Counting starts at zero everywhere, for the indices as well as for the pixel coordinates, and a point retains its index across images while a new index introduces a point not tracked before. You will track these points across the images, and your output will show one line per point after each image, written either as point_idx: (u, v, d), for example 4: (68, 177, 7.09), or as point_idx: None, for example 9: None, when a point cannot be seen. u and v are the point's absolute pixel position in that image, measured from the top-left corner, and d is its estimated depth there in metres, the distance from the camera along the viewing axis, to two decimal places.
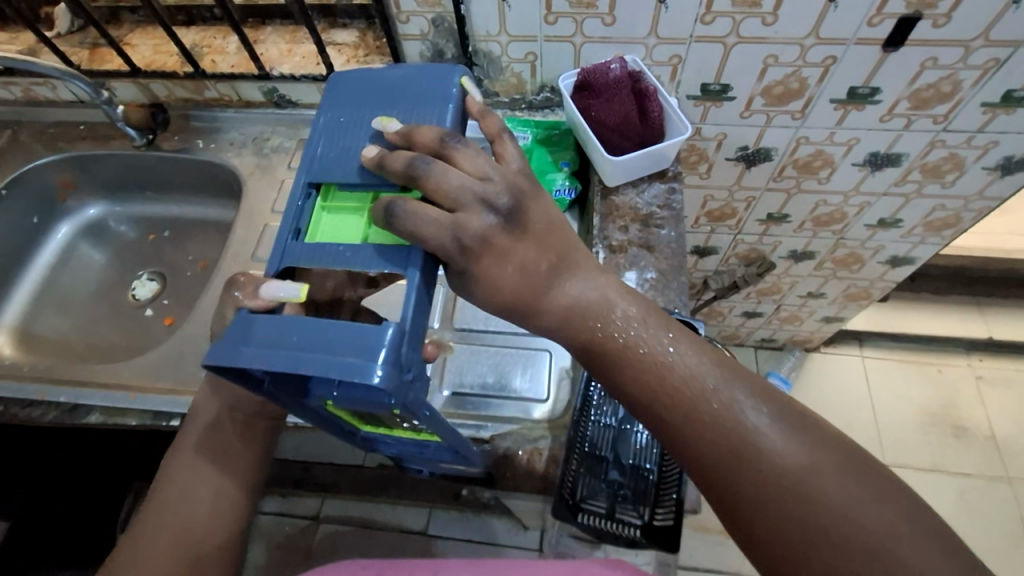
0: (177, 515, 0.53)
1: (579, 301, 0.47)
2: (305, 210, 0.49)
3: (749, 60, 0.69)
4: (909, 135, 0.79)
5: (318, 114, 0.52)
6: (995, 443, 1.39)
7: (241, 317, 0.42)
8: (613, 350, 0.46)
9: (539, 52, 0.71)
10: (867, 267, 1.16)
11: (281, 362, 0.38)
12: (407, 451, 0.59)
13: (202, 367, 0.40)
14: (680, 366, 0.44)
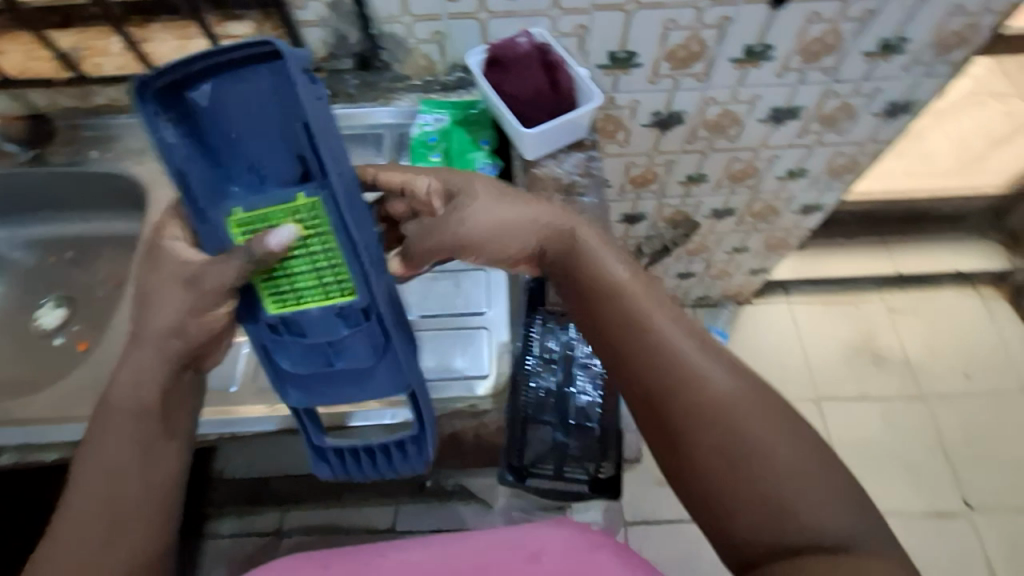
0: (87, 515, 0.44)
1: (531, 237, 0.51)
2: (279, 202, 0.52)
3: (650, 25, 0.71)
4: (804, 88, 0.85)
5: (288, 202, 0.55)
6: (910, 366, 1.53)
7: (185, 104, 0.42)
8: (573, 266, 0.50)
9: (445, 31, 0.70)
10: (783, 217, 1.23)
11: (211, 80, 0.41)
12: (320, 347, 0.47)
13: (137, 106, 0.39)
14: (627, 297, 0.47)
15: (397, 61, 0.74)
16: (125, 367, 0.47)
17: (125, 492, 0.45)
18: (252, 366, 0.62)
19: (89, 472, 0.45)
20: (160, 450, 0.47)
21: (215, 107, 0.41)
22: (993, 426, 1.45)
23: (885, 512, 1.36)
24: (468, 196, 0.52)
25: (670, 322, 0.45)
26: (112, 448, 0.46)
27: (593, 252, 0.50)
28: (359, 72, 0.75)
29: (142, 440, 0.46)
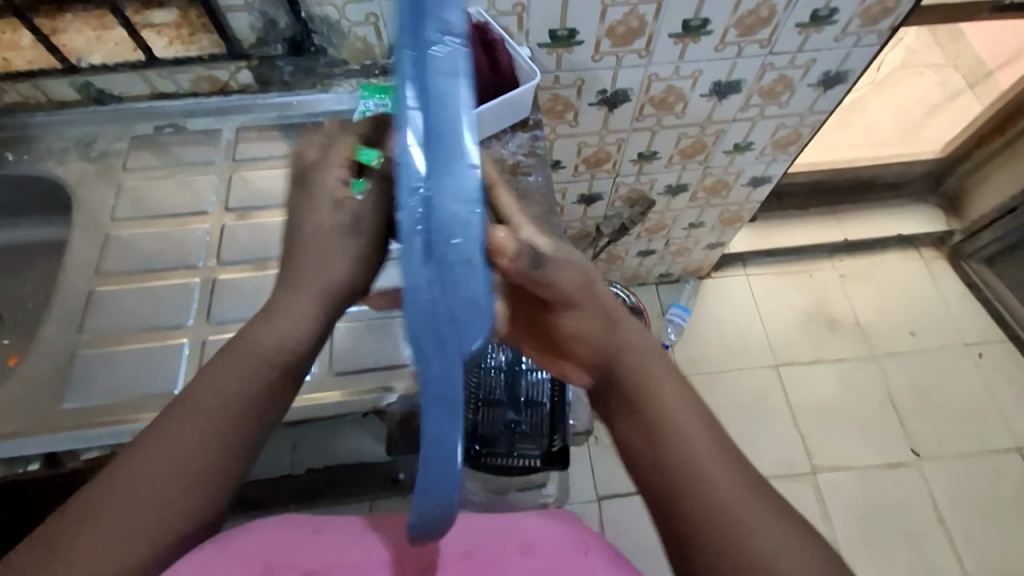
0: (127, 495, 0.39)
1: (595, 328, 0.47)
2: None
3: (588, 2, 0.71)
4: (743, 61, 0.86)
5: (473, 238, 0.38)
6: (861, 328, 1.60)
7: None
8: (619, 357, 0.46)
9: (379, 13, 0.68)
10: (734, 190, 1.26)
11: None
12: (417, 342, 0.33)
13: None
14: (654, 389, 0.45)
15: (331, 45, 0.72)
16: (261, 331, 0.46)
17: (182, 470, 0.40)
18: (194, 366, 0.59)
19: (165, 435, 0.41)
20: (237, 438, 0.43)
21: None
22: (938, 380, 1.53)
23: (842, 467, 1.42)
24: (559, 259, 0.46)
25: (702, 426, 0.43)
26: (198, 418, 0.42)
27: (655, 369, 0.46)
28: (292, 58, 0.72)
29: (224, 422, 0.43)
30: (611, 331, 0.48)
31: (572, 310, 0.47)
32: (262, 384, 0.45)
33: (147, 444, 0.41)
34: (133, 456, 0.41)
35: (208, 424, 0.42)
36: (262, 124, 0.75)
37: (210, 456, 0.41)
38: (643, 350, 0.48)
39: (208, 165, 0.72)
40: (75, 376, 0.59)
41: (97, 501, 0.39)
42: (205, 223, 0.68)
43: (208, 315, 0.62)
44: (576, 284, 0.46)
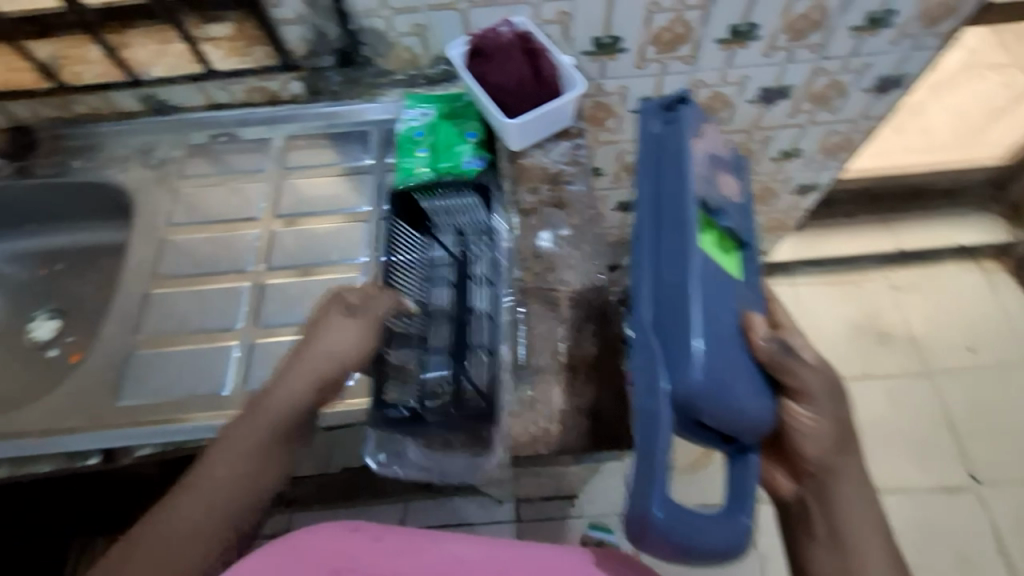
0: (178, 519, 0.48)
1: (826, 445, 0.52)
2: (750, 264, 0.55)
3: (633, 8, 0.70)
4: (793, 67, 0.83)
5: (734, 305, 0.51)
6: (914, 342, 1.52)
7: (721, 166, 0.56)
8: (833, 483, 0.53)
9: (426, 24, 0.69)
10: (780, 198, 1.22)
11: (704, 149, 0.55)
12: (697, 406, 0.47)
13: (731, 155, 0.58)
14: (856, 522, 0.52)
15: (379, 56, 0.74)
16: (283, 388, 0.52)
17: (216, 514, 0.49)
18: (241, 370, 0.61)
19: (199, 482, 0.49)
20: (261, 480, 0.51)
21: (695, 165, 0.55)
22: (1001, 400, 1.44)
23: (892, 489, 1.35)
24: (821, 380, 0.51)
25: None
26: (225, 466, 0.50)
27: (863, 507, 0.52)
28: (341, 69, 0.74)
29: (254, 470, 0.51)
30: (833, 455, 0.53)
31: (809, 406, 0.51)
32: (264, 440, 0.51)
33: (169, 499, 0.49)
34: (164, 508, 0.49)
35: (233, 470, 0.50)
36: (309, 133, 0.77)
37: (235, 495, 0.50)
38: (858, 486, 0.53)
39: (257, 172, 0.75)
40: (132, 375, 0.62)
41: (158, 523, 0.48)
42: (254, 229, 0.71)
43: (257, 319, 0.64)
44: (821, 388, 0.51)
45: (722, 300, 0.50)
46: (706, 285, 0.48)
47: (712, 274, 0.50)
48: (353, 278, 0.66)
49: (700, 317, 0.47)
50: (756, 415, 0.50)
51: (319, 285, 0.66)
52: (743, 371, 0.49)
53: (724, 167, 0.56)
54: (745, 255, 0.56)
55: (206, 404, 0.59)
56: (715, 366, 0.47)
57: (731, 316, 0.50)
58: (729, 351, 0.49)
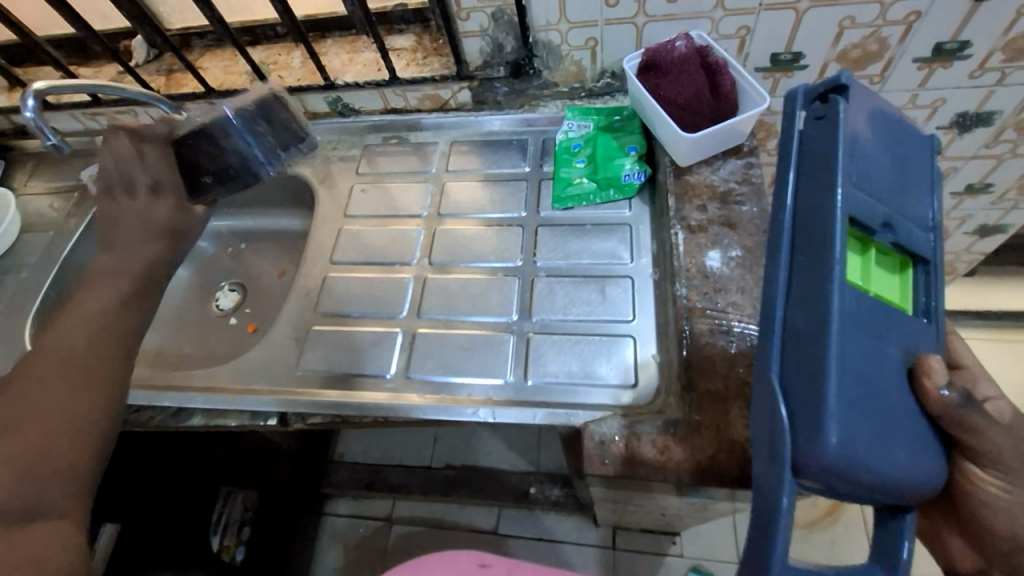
0: (42, 382, 0.45)
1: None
2: (927, 288, 0.47)
3: (823, 24, 0.66)
4: (1003, 91, 0.74)
5: (891, 349, 0.42)
6: None
7: (895, 172, 0.47)
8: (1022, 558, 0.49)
9: (599, 37, 0.70)
10: (951, 237, 1.09)
11: (872, 143, 0.45)
12: (840, 474, 0.37)
13: (911, 151, 0.48)
14: None
15: (547, 68, 0.75)
16: (124, 255, 0.51)
17: (76, 415, 0.44)
18: (405, 356, 0.65)
19: (50, 349, 0.46)
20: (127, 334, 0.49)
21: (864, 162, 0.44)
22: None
23: None
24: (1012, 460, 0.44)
25: None
26: (70, 338, 0.46)
27: None
28: (510, 79, 0.77)
29: (117, 324, 0.48)
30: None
31: (1000, 477, 0.45)
32: (124, 297, 0.49)
33: (20, 380, 0.45)
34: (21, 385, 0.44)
35: (67, 364, 0.45)
36: (469, 140, 0.82)
37: (93, 352, 0.46)
38: None
39: (423, 175, 0.80)
40: (311, 349, 0.68)
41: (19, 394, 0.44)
42: (419, 226, 0.76)
43: (418, 310, 0.68)
44: (1018, 455, 0.44)
45: (873, 343, 0.41)
46: (851, 327, 0.40)
47: (859, 310, 0.41)
48: (507, 279, 0.68)
49: (840, 369, 0.38)
50: (916, 479, 0.41)
51: (477, 284, 0.69)
52: (897, 426, 0.41)
53: (891, 166, 0.46)
54: (920, 277, 0.47)
55: (368, 384, 0.64)
56: (858, 436, 0.38)
57: (885, 362, 0.41)
58: (880, 406, 0.40)
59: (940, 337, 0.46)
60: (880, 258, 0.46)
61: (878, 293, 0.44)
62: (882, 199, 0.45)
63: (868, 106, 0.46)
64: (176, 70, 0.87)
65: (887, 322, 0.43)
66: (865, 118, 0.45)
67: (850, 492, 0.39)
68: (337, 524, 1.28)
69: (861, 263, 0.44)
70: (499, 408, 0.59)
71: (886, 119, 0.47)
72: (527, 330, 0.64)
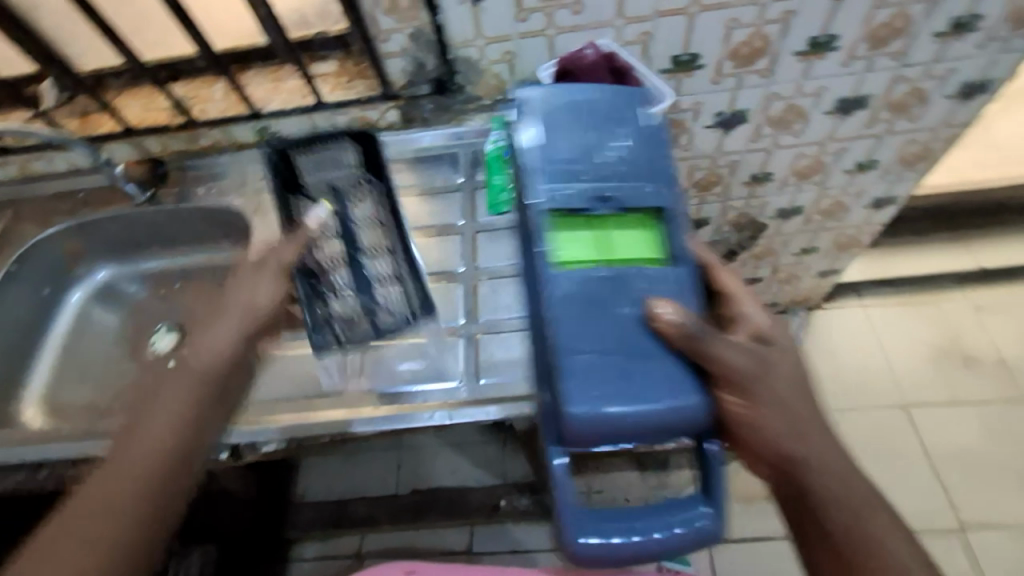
0: (151, 430, 0.57)
1: (778, 429, 0.55)
2: (674, 239, 0.62)
3: (713, 26, 0.73)
4: (872, 76, 0.84)
5: (628, 309, 0.57)
6: (1005, 365, 1.49)
7: (614, 159, 0.64)
8: (807, 477, 0.54)
9: (515, 50, 0.74)
10: (852, 212, 1.20)
11: (573, 147, 0.64)
12: (595, 428, 0.53)
13: (621, 129, 0.65)
14: (839, 514, 0.53)
15: (470, 83, 0.79)
16: (218, 329, 0.62)
17: (169, 454, 0.56)
18: (357, 372, 0.66)
19: (158, 399, 0.58)
20: (218, 393, 0.60)
21: (568, 164, 0.63)
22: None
23: (993, 526, 1.33)
24: (732, 369, 0.55)
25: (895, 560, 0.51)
26: (175, 394, 0.58)
27: (845, 493, 0.53)
28: (435, 96, 0.80)
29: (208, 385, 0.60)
30: (789, 443, 0.55)
31: (734, 391, 0.55)
32: (218, 364, 0.61)
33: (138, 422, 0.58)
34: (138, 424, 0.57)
35: (155, 445, 0.56)
36: (404, 158, 0.84)
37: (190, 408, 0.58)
38: (827, 475, 0.54)
39: None
40: (261, 376, 0.67)
41: (133, 436, 0.57)
42: None
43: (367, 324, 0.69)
44: (739, 370, 0.55)
45: (607, 312, 0.57)
46: (579, 305, 0.57)
47: (587, 293, 0.58)
48: (451, 286, 0.71)
49: (569, 341, 0.56)
50: (677, 395, 0.54)
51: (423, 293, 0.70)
52: (651, 369, 0.55)
53: (607, 153, 0.64)
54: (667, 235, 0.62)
55: (324, 405, 0.64)
56: (598, 391, 0.54)
57: (622, 322, 0.57)
58: (623, 360, 0.55)
59: (687, 275, 0.60)
60: (621, 230, 0.63)
61: (618, 262, 0.60)
62: (602, 185, 0.63)
63: (563, 116, 0.65)
64: (90, 111, 0.84)
65: (623, 287, 0.58)
66: (557, 126, 0.65)
67: (629, 431, 0.54)
68: (302, 566, 1.24)
69: (599, 246, 0.61)
70: (455, 409, 0.62)
71: (584, 113, 0.65)
72: (475, 332, 0.66)
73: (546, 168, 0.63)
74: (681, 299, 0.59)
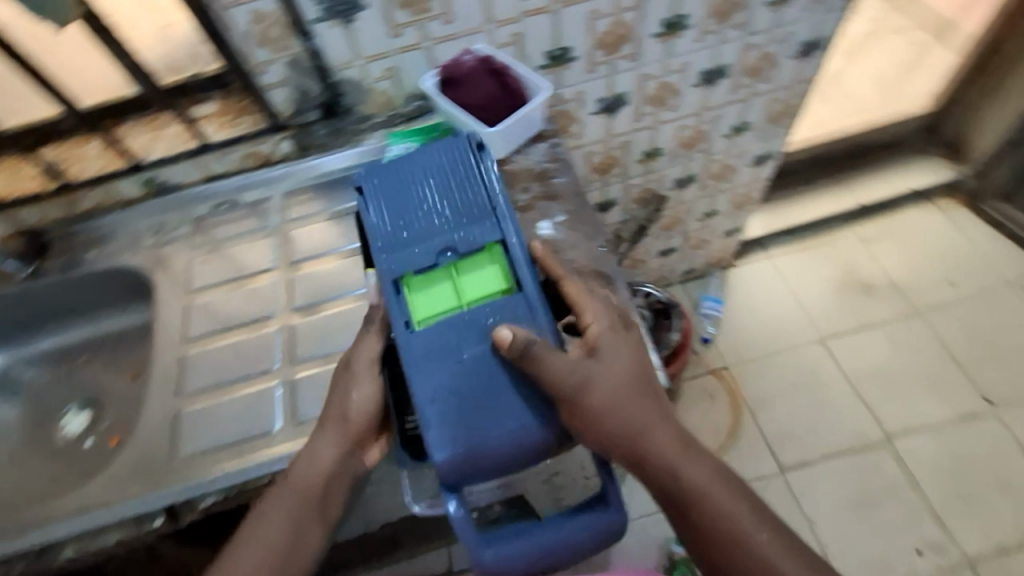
0: (262, 540, 0.58)
1: (614, 424, 0.58)
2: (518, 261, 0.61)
3: (577, 20, 0.78)
4: (725, 47, 0.93)
5: (473, 347, 0.58)
6: (896, 286, 1.67)
7: (447, 194, 0.63)
8: (646, 452, 0.59)
9: (397, 66, 0.76)
10: (739, 173, 1.31)
11: (407, 193, 0.63)
12: (459, 467, 0.56)
13: (448, 161, 0.64)
14: (676, 472, 0.59)
15: (358, 103, 0.80)
16: (329, 437, 0.60)
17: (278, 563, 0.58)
18: (289, 405, 0.65)
19: (269, 510, 0.59)
20: (327, 503, 0.60)
21: (401, 213, 0.63)
22: (976, 328, 1.59)
23: (914, 430, 1.48)
24: (565, 384, 0.56)
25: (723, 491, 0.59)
26: (284, 505, 0.58)
27: (678, 452, 0.60)
28: (326, 121, 0.81)
29: (318, 497, 0.59)
30: (627, 429, 0.59)
31: (577, 402, 0.56)
32: (327, 476, 0.59)
33: (249, 529, 0.58)
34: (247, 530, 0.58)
35: (266, 553, 0.57)
36: (305, 186, 0.83)
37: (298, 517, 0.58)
38: (658, 442, 0.60)
39: (263, 231, 0.80)
40: (188, 430, 0.64)
41: (246, 542, 0.58)
42: (273, 278, 0.75)
43: (293, 356, 0.68)
44: (573, 383, 0.56)
45: (454, 355, 0.58)
46: (430, 356, 0.58)
47: (431, 342, 0.59)
48: None
49: (424, 395, 0.57)
50: (525, 417, 0.57)
51: (346, 314, 0.70)
52: (501, 403, 0.57)
53: (438, 191, 0.63)
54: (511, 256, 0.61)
55: (259, 445, 0.62)
56: (454, 436, 0.56)
57: (467, 363, 0.58)
58: (473, 398, 0.57)
59: (532, 297, 0.59)
60: (468, 265, 0.61)
61: (476, 301, 0.60)
62: (441, 227, 0.62)
63: (395, 166, 0.65)
64: None
65: (466, 326, 0.59)
66: (388, 178, 0.64)
67: (493, 465, 0.57)
68: None
69: (449, 287, 0.61)
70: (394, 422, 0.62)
71: (412, 157, 0.65)
72: None
73: (383, 223, 0.63)
74: (528, 323, 0.59)
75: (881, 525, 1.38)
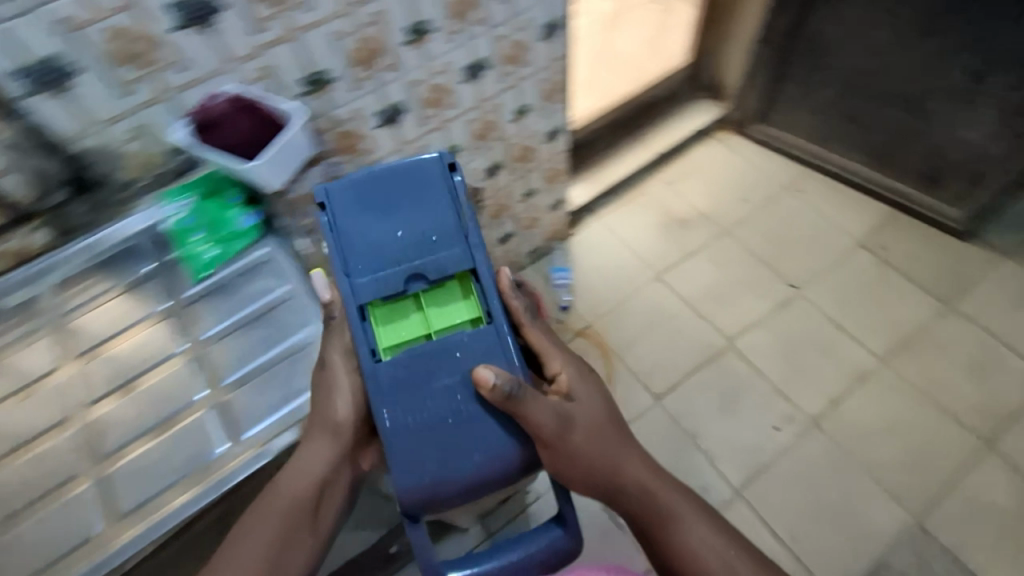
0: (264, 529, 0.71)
1: (592, 457, 0.74)
2: (486, 297, 0.74)
3: (323, 42, 0.80)
4: (476, 41, 1.01)
5: (443, 379, 0.71)
6: (703, 213, 1.92)
7: (412, 236, 0.74)
8: (616, 478, 0.76)
9: (142, 123, 0.73)
10: (540, 150, 1.42)
11: (376, 233, 0.74)
12: (425, 490, 0.70)
13: (416, 209, 0.75)
14: (639, 491, 0.77)
15: (115, 168, 0.75)
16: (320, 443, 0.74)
17: (277, 548, 0.71)
18: (115, 494, 0.68)
19: (270, 503, 0.72)
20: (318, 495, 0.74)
21: (371, 249, 0.73)
22: (770, 230, 1.88)
23: (748, 329, 1.71)
24: (551, 429, 0.70)
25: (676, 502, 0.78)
26: (284, 498, 0.72)
27: (641, 476, 0.78)
28: (81, 198, 0.77)
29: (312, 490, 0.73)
30: (600, 459, 0.75)
31: (552, 440, 0.71)
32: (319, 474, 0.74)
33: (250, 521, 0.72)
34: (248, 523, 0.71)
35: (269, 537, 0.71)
36: (81, 271, 0.80)
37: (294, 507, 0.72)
38: (626, 469, 0.77)
39: (37, 331, 0.76)
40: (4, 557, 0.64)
41: (249, 531, 0.71)
42: (65, 375, 0.74)
43: (104, 446, 0.70)
44: (554, 426, 0.71)
45: (428, 387, 0.71)
46: (403, 385, 0.71)
47: (405, 374, 0.71)
48: (180, 368, 0.75)
49: (399, 425, 0.70)
50: (486, 448, 0.71)
51: (156, 386, 0.74)
52: (469, 434, 0.70)
53: (407, 232, 0.74)
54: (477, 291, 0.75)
55: (91, 547, 0.65)
56: (421, 462, 0.69)
57: (437, 391, 0.71)
58: (441, 430, 0.70)
59: (499, 330, 0.73)
60: (435, 299, 0.75)
61: (440, 330, 0.74)
62: (412, 259, 0.74)
63: (359, 214, 0.74)
64: None
65: (433, 356, 0.72)
66: (357, 222, 0.74)
67: (458, 487, 0.70)
68: None
69: (418, 318, 0.74)
70: (227, 471, 0.70)
71: (379, 203, 0.75)
72: (221, 396, 0.74)
73: (353, 257, 0.73)
74: (493, 355, 0.72)
75: (744, 416, 1.59)
